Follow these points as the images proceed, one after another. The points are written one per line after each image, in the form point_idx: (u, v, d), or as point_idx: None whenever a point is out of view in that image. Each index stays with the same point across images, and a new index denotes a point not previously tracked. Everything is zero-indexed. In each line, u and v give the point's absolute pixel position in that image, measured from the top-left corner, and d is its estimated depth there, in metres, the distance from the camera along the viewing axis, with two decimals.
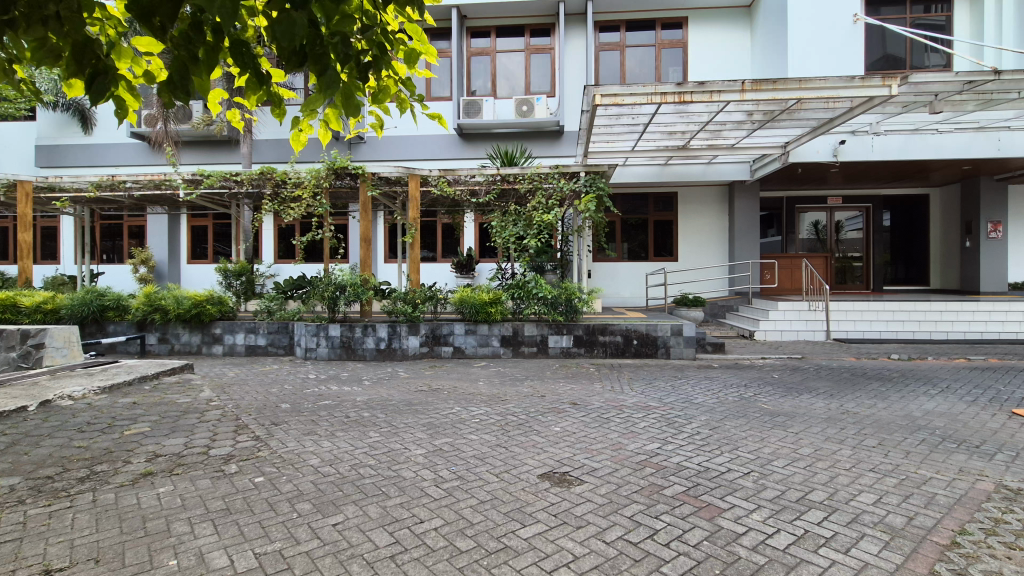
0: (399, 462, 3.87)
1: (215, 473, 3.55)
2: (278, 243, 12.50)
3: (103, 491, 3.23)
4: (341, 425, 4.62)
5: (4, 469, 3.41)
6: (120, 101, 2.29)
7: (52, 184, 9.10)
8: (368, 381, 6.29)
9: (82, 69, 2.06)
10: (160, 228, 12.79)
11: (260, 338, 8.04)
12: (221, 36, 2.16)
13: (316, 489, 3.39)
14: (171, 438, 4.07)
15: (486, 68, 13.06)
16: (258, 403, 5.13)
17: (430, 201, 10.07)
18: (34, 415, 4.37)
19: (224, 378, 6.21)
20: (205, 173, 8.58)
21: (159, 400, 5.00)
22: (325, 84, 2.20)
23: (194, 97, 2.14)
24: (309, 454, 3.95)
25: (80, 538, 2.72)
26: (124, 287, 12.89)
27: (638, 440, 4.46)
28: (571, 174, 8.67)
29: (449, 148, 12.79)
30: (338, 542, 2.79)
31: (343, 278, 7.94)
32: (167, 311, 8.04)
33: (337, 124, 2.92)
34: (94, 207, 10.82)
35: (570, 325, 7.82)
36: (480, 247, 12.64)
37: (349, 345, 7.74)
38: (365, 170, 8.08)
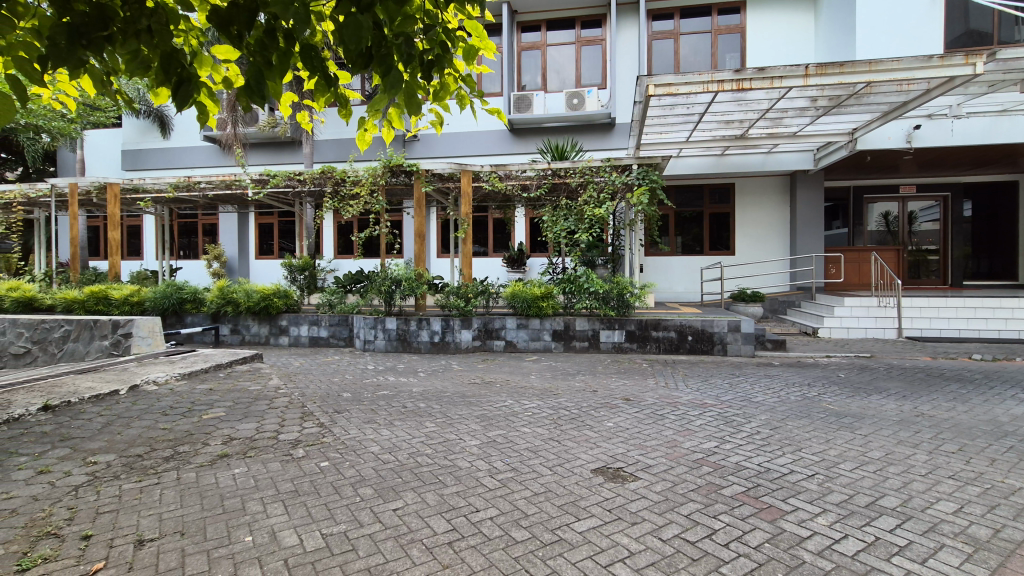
0: (455, 452, 3.96)
1: (284, 457, 3.76)
2: (338, 239, 13.01)
3: (185, 469, 3.49)
4: (398, 414, 4.78)
5: (101, 446, 3.73)
6: (202, 106, 2.43)
7: (137, 186, 9.79)
8: (423, 373, 6.47)
9: (169, 77, 2.18)
10: (230, 227, 13.59)
11: (322, 330, 8.40)
12: (293, 41, 2.25)
13: (377, 475, 3.53)
14: (245, 423, 4.34)
15: (536, 62, 13.03)
16: (322, 392, 5.38)
17: (482, 197, 10.20)
18: (124, 398, 4.77)
19: (291, 367, 6.54)
20: (271, 173, 9.03)
21: (232, 387, 5.34)
22: (389, 84, 2.26)
23: (269, 100, 2.23)
24: (369, 441, 4.11)
25: (167, 512, 2.95)
26: (199, 282, 13.79)
27: (695, 438, 4.36)
28: (622, 168, 8.55)
29: (500, 144, 12.87)
30: (399, 526, 2.89)
31: (399, 272, 8.17)
32: (238, 304, 8.55)
33: (399, 122, 2.97)
34: (173, 206, 11.56)
35: (622, 320, 7.73)
36: (531, 241, 12.70)
37: (404, 337, 7.97)
38: (419, 166, 8.26)
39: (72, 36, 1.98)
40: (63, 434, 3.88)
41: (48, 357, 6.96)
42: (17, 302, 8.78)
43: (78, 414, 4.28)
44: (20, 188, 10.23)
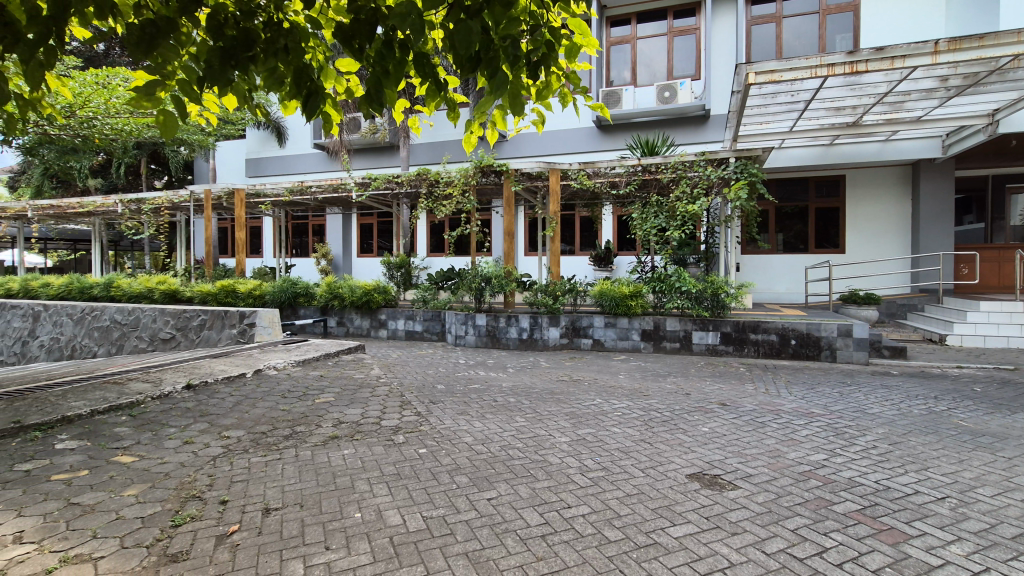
0: (545, 448, 4.00)
1: (386, 441, 4.01)
2: (430, 238, 13.60)
3: (302, 447, 3.83)
4: (489, 407, 4.92)
5: (233, 422, 4.20)
6: (326, 115, 2.65)
7: (259, 191, 10.84)
8: (512, 369, 6.60)
9: (301, 90, 2.40)
10: (336, 227, 14.68)
11: (417, 324, 8.82)
12: (408, 50, 2.39)
13: (472, 465, 3.66)
14: (351, 408, 4.68)
15: (626, 57, 12.77)
16: (418, 383, 5.67)
17: (570, 195, 10.21)
18: (250, 380, 5.33)
19: (390, 358, 6.95)
20: (373, 177, 9.64)
21: (339, 375, 5.79)
22: (496, 85, 2.34)
23: (386, 108, 2.39)
24: (463, 432, 4.26)
25: (287, 485, 3.26)
26: (309, 278, 15.02)
27: (801, 449, 4.07)
28: (718, 161, 8.16)
29: (588, 141, 12.78)
30: (493, 515, 2.98)
31: (489, 270, 8.39)
32: (343, 298, 9.22)
33: (502, 124, 3.04)
34: (288, 209, 12.70)
35: (717, 321, 7.38)
36: (619, 239, 12.49)
37: (493, 333, 8.16)
38: (508, 166, 8.40)
39: (224, 59, 2.23)
40: (203, 410, 4.41)
41: (189, 341, 7.92)
42: (164, 294, 10.07)
43: (214, 393, 4.84)
44: (166, 195, 11.72)
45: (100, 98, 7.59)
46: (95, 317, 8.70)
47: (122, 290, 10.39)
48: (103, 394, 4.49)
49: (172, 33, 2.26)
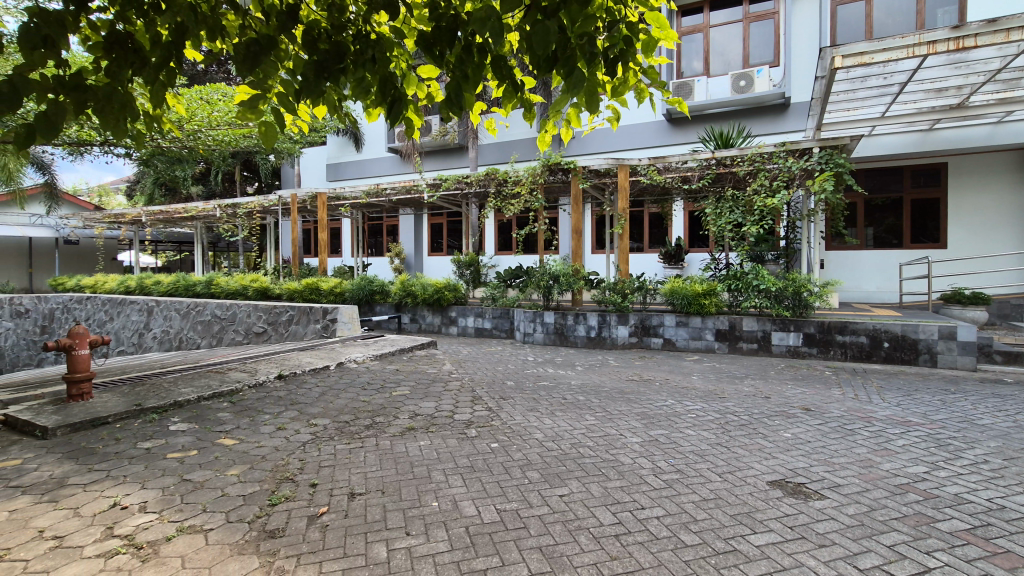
0: (617, 447, 3.96)
1: (460, 434, 4.13)
2: (498, 237, 13.81)
3: (382, 437, 4.02)
4: (559, 405, 4.93)
5: (319, 411, 4.49)
6: (409, 121, 2.76)
7: (339, 195, 11.46)
8: (580, 367, 6.58)
9: (386, 97, 2.51)
10: (409, 227, 15.27)
11: (486, 321, 8.98)
12: (486, 54, 2.45)
13: (543, 461, 3.69)
14: (425, 401, 4.86)
15: (698, 47, 12.32)
16: (488, 378, 5.79)
17: (639, 191, 10.04)
18: (333, 372, 5.67)
19: (461, 354, 7.14)
20: (444, 177, 9.92)
21: (413, 369, 6.02)
22: (572, 84, 2.35)
23: (465, 111, 2.45)
24: (534, 428, 4.31)
25: (369, 472, 3.44)
26: (384, 276, 15.71)
27: (897, 460, 3.77)
28: (800, 152, 7.70)
29: (658, 135, 12.48)
30: (566, 512, 3.00)
31: (557, 268, 8.41)
32: (416, 296, 9.58)
33: (576, 121, 3.05)
34: (364, 211, 13.37)
35: (799, 321, 6.98)
36: (690, 236, 12.07)
37: (562, 331, 8.16)
38: (576, 164, 8.35)
39: (318, 72, 2.37)
40: (292, 398, 4.75)
41: (278, 335, 8.52)
42: (256, 290, 10.87)
43: (301, 383, 5.20)
44: (258, 200, 12.67)
45: (202, 112, 8.10)
46: (199, 312, 9.55)
47: (221, 287, 11.36)
48: (207, 381, 4.94)
49: (272, 50, 2.44)
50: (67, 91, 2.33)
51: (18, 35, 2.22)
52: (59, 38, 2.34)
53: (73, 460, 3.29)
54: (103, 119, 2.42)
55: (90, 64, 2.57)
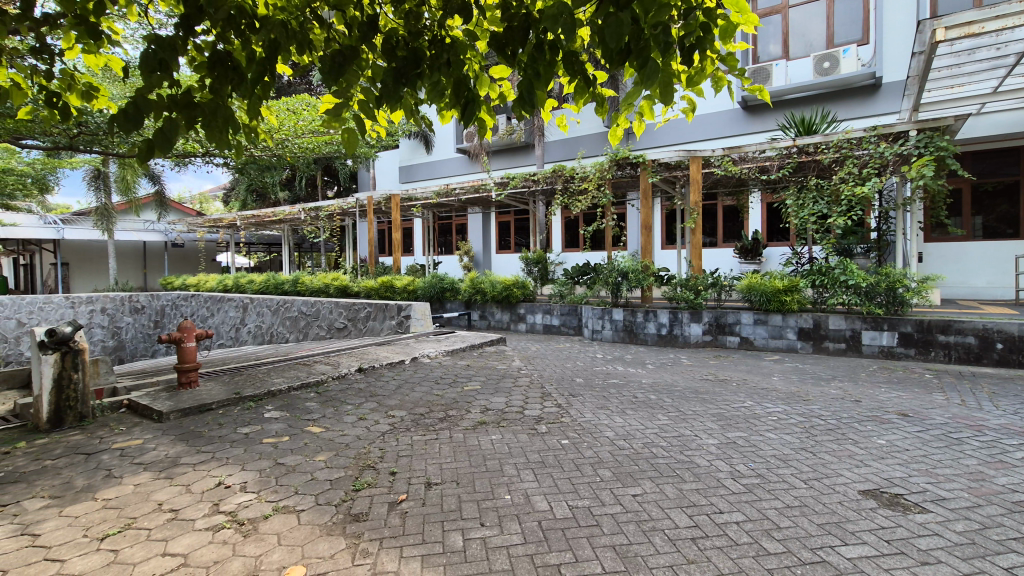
0: (692, 449, 3.84)
1: (530, 430, 4.17)
2: (565, 234, 13.79)
3: (456, 430, 4.14)
4: (630, 403, 4.86)
5: (397, 403, 4.70)
6: (481, 121, 2.81)
7: (411, 196, 11.88)
8: (651, 365, 6.43)
9: (460, 99, 2.55)
10: (477, 226, 15.58)
11: (554, 318, 8.98)
12: (558, 50, 2.43)
13: (614, 459, 3.65)
14: (496, 397, 4.94)
15: (776, 29, 11.61)
16: (558, 375, 5.80)
17: (713, 182, 9.66)
18: (408, 366, 5.90)
19: (529, 351, 7.20)
20: (511, 176, 10.03)
21: (483, 365, 6.15)
22: (646, 76, 2.29)
23: (538, 108, 2.45)
24: (604, 426, 4.27)
25: (444, 463, 3.56)
26: (454, 273, 16.11)
27: (1015, 475, 3.38)
28: (894, 135, 7.08)
29: (733, 124, 11.96)
30: (639, 512, 2.95)
31: (626, 264, 8.26)
32: (485, 293, 9.74)
33: (649, 113, 2.97)
34: (435, 211, 13.77)
35: (894, 320, 6.43)
36: (769, 229, 11.44)
37: (631, 329, 8.03)
38: (645, 157, 8.14)
39: (396, 78, 2.44)
40: (372, 391, 4.99)
41: (357, 331, 8.98)
42: (336, 289, 11.50)
43: (379, 376, 5.47)
44: (338, 203, 13.40)
45: (290, 121, 8.31)
46: (287, 309, 10.27)
47: (305, 286, 12.13)
48: (296, 373, 5.31)
49: (355, 59, 2.55)
50: (179, 108, 2.56)
51: (140, 60, 2.47)
52: (172, 61, 2.57)
53: (184, 442, 3.65)
54: (209, 131, 2.64)
55: (197, 83, 2.82)
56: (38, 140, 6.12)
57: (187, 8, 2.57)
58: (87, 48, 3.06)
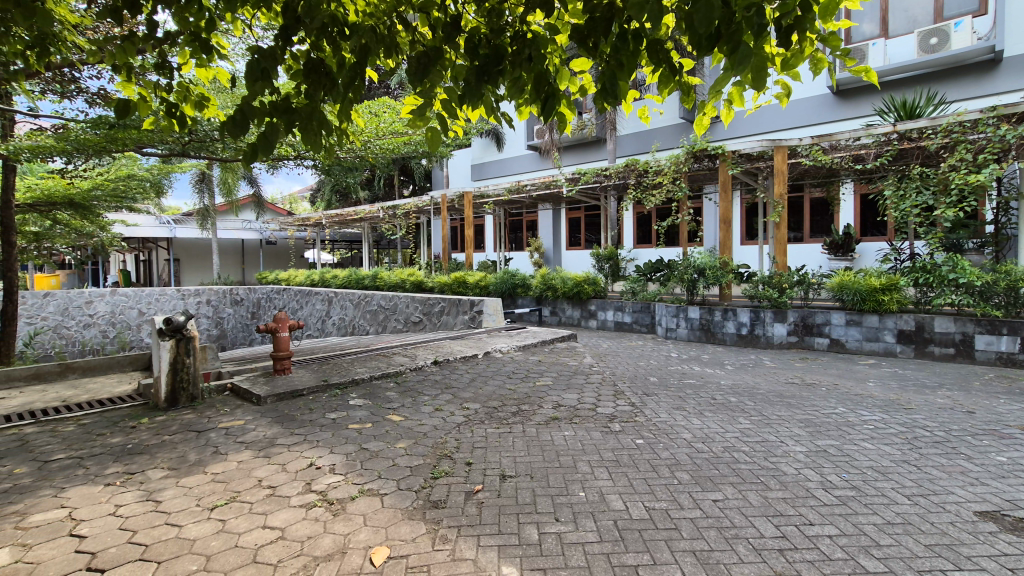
0: (777, 455, 3.64)
1: (603, 428, 4.12)
2: (637, 230, 13.51)
3: (528, 424, 4.17)
4: (708, 405, 4.67)
5: (471, 395, 4.81)
6: (562, 115, 2.78)
7: (482, 194, 12.08)
8: (731, 366, 6.16)
9: (540, 94, 2.54)
10: (547, 222, 15.62)
11: (626, 315, 8.82)
12: (642, 39, 2.37)
13: (692, 462, 3.53)
14: (568, 393, 4.92)
15: (874, 7, 10.62)
16: (630, 373, 5.69)
17: (799, 173, 9.07)
18: (481, 361, 6.02)
19: (601, 348, 7.11)
20: (583, 171, 9.92)
21: (555, 361, 6.15)
22: (737, 60, 2.17)
23: (621, 100, 2.39)
24: (681, 428, 4.13)
25: (518, 456, 3.60)
26: (524, 269, 16.23)
27: None
28: (1018, 116, 6.27)
29: (823, 111, 11.19)
30: (721, 518, 2.83)
31: (703, 260, 7.95)
32: (556, 289, 9.74)
33: (739, 100, 2.83)
34: (505, 208, 13.93)
35: (1015, 323, 5.73)
36: (863, 223, 10.58)
37: (708, 328, 7.73)
38: (725, 149, 7.77)
39: (479, 75, 2.46)
40: (447, 383, 5.14)
41: (432, 325, 9.27)
42: (412, 284, 11.92)
43: (453, 369, 5.62)
44: (413, 201, 13.88)
45: (372, 124, 8.68)
46: (367, 303, 10.80)
47: (384, 280, 12.65)
48: (376, 364, 5.56)
49: (438, 60, 2.60)
50: (279, 114, 2.73)
51: (245, 70, 2.65)
52: (272, 69, 2.75)
53: (280, 424, 3.93)
54: (305, 135, 2.80)
55: (293, 89, 2.99)
56: (158, 148, 6.79)
57: (286, 19, 2.73)
58: (200, 61, 3.34)
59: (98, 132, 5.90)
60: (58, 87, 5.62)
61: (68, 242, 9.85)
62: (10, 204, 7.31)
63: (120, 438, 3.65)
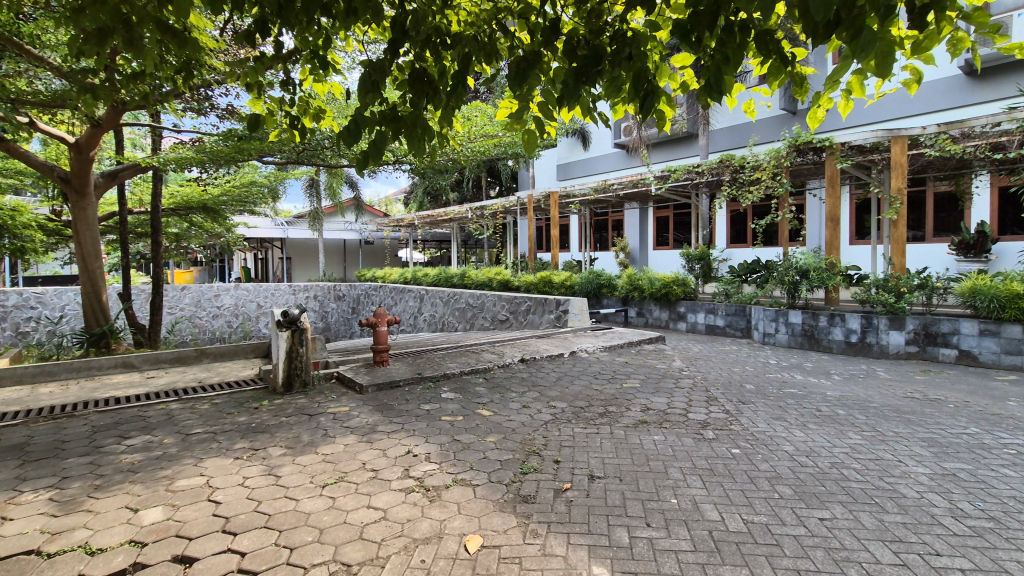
0: (895, 476, 3.31)
1: (696, 435, 3.98)
2: (731, 229, 12.89)
3: (616, 426, 4.13)
4: (812, 417, 4.36)
5: (558, 394, 4.84)
6: (660, 112, 2.73)
7: (568, 193, 12.08)
8: (838, 376, 5.69)
9: (639, 92, 2.51)
10: (634, 222, 15.36)
11: (719, 318, 8.43)
12: (750, 30, 2.26)
13: (795, 476, 3.31)
14: (657, 396, 4.81)
15: None
16: (724, 380, 5.43)
17: (922, 165, 8.18)
18: (567, 360, 6.03)
19: (692, 352, 6.86)
20: (673, 168, 9.61)
21: (643, 363, 6.02)
22: (860, 46, 1.99)
23: (726, 95, 2.31)
24: (782, 439, 3.89)
25: (606, 457, 3.57)
26: (610, 269, 15.96)
27: None
28: None
29: (951, 95, 10.06)
30: (829, 538, 2.64)
31: (805, 261, 7.41)
32: (643, 290, 9.52)
33: (860, 90, 2.61)
34: (591, 207, 13.82)
35: None
36: (1001, 220, 9.33)
37: (811, 333, 7.19)
38: (832, 141, 7.19)
39: (577, 77, 2.46)
40: (533, 381, 5.21)
41: (518, 323, 9.42)
42: (499, 282, 12.13)
43: (540, 367, 5.68)
44: (501, 202, 14.17)
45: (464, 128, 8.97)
46: (456, 300, 11.19)
47: (471, 278, 12.99)
48: (466, 359, 5.76)
49: (538, 64, 2.64)
50: (387, 123, 2.91)
51: (358, 83, 2.83)
52: (380, 81, 2.92)
53: (379, 412, 4.19)
54: (410, 141, 2.95)
55: (399, 99, 3.16)
56: (276, 156, 7.46)
57: (394, 34, 2.89)
58: (317, 77, 3.63)
59: (229, 144, 6.60)
60: (196, 104, 6.35)
61: (201, 242, 11.12)
62: (158, 208, 8.36)
63: (246, 417, 4.08)
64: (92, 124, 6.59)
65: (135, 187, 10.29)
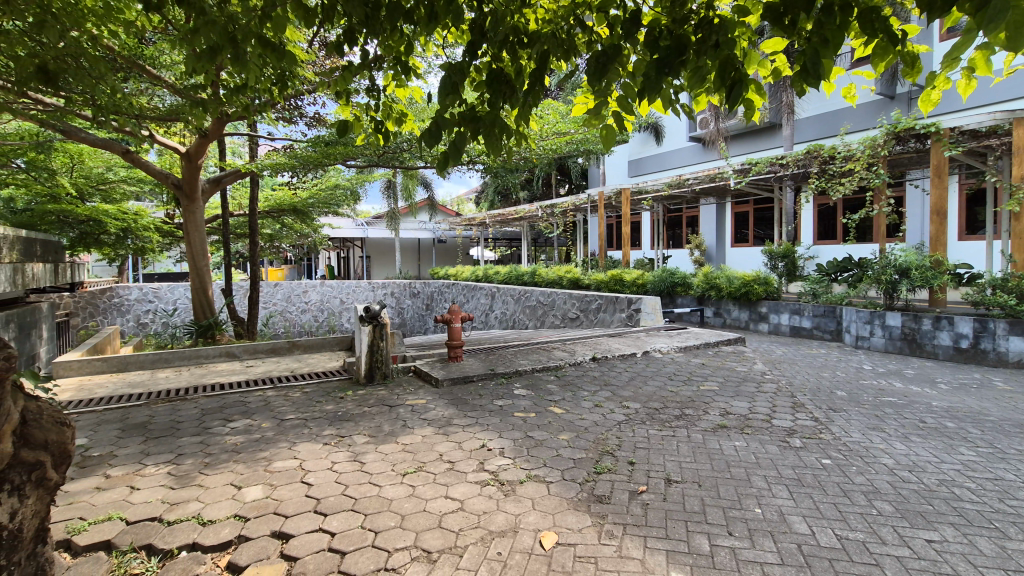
0: (1018, 498, 2.96)
1: (781, 442, 3.76)
2: (818, 225, 12.09)
3: (694, 430, 3.99)
4: (915, 428, 3.99)
5: (632, 394, 4.75)
6: (750, 101, 2.57)
7: (640, 189, 11.81)
8: (945, 385, 5.16)
9: (725, 82, 2.39)
10: (710, 218, 14.77)
11: (805, 320, 7.92)
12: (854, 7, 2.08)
13: (897, 493, 3.05)
14: (738, 400, 4.60)
15: None
16: (812, 385, 5.09)
17: None
18: (641, 360, 5.90)
19: (775, 354, 6.50)
20: (754, 161, 9.14)
21: (721, 365, 5.78)
22: (987, 16, 1.79)
23: (824, 79, 2.13)
24: (880, 452, 3.59)
25: (684, 462, 3.46)
26: (684, 268, 15.44)
27: None
28: None
29: None
30: (938, 562, 2.41)
31: (906, 259, 6.78)
32: (721, 289, 9.13)
33: (985, 67, 2.35)
34: (664, 203, 13.43)
35: None
36: None
37: (912, 338, 6.59)
38: (939, 126, 6.51)
39: (659, 69, 2.38)
40: (606, 380, 5.14)
41: (589, 321, 9.35)
42: (569, 281, 12.07)
43: (612, 366, 5.60)
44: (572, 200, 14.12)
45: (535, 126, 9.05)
46: (527, 298, 11.28)
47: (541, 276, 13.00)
48: (538, 357, 5.78)
49: (617, 57, 2.59)
50: (467, 123, 2.95)
51: (439, 85, 2.91)
52: (459, 82, 2.97)
53: (455, 406, 4.30)
54: (488, 140, 2.96)
55: (478, 100, 3.22)
56: (358, 160, 7.88)
57: (473, 35, 2.93)
58: (399, 81, 3.79)
59: (317, 150, 7.07)
60: (288, 114, 6.85)
61: (291, 241, 11.96)
62: (255, 210, 9.08)
63: (332, 406, 4.34)
64: (200, 134, 7.29)
65: (235, 192, 11.29)
